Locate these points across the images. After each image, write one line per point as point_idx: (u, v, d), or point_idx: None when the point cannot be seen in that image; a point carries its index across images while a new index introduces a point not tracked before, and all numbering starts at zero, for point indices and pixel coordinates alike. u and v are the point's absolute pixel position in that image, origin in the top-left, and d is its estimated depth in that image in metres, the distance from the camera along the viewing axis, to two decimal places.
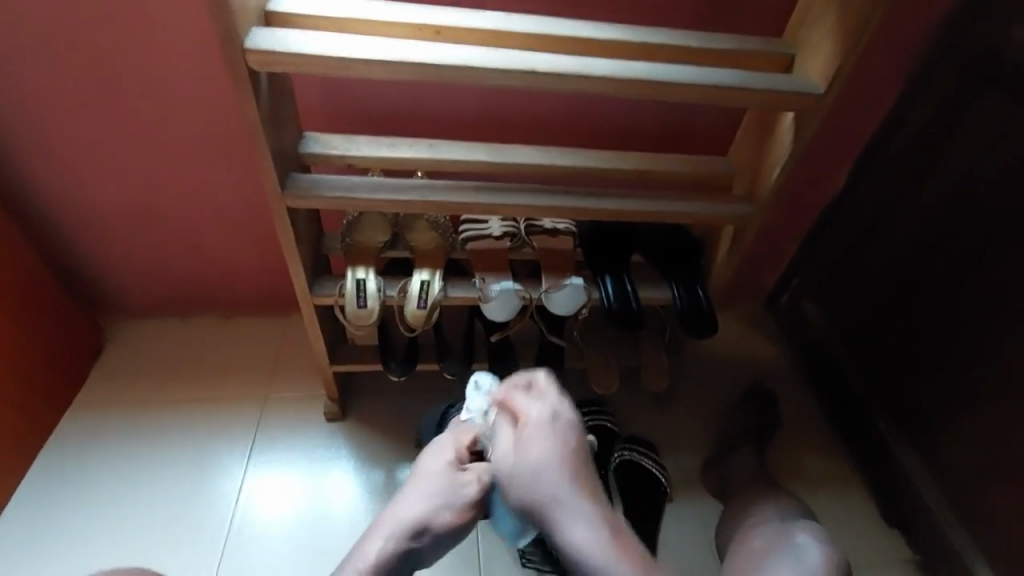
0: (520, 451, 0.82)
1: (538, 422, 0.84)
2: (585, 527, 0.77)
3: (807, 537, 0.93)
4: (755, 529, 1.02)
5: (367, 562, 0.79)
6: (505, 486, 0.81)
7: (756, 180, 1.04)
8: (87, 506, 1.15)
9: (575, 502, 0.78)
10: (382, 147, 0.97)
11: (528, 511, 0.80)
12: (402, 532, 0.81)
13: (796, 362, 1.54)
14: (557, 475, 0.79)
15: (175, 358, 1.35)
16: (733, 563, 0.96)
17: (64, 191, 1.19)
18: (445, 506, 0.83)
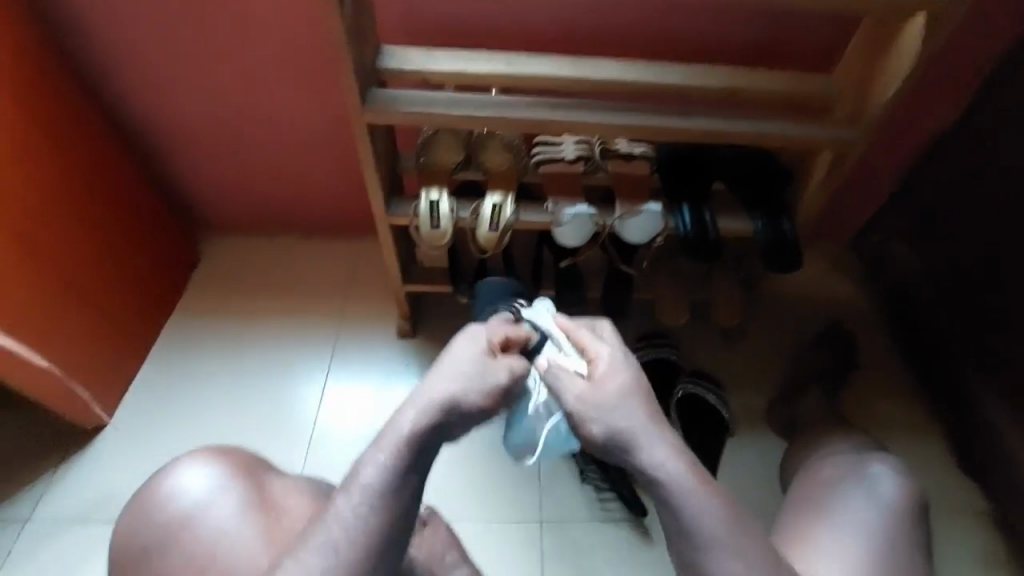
0: (597, 387, 0.68)
1: (611, 361, 0.70)
2: (668, 455, 0.65)
3: (884, 469, 0.89)
4: (824, 458, 0.98)
5: (399, 442, 0.64)
6: (577, 422, 0.68)
7: (863, 103, 0.95)
8: (193, 398, 1.28)
9: (652, 433, 0.66)
10: (460, 61, 0.94)
11: (604, 445, 0.67)
12: (438, 409, 0.65)
13: (879, 306, 1.45)
14: (636, 411, 0.67)
15: (260, 275, 1.44)
16: (799, 490, 0.94)
17: (157, 108, 1.24)
18: (480, 390, 0.67)
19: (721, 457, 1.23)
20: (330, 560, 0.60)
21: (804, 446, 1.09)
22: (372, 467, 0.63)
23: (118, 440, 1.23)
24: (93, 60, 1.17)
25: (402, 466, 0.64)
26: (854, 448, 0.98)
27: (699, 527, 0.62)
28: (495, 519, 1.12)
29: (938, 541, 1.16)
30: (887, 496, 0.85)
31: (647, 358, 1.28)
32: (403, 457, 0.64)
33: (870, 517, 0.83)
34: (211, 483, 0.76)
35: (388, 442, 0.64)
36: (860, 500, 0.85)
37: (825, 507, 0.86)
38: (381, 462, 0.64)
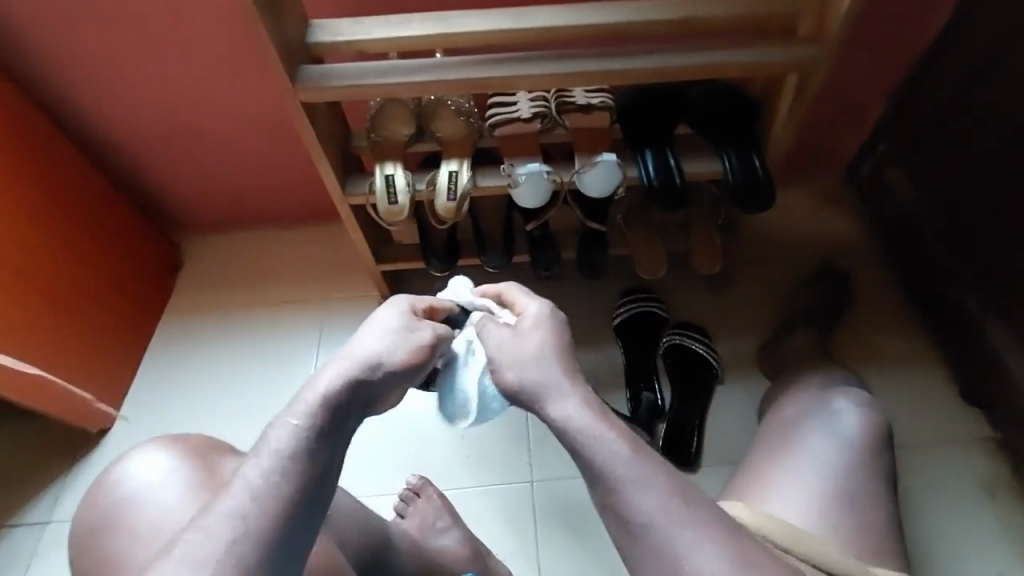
0: (516, 339, 0.68)
1: (536, 315, 0.70)
2: (576, 405, 0.62)
3: (846, 402, 0.95)
4: (789, 396, 1.03)
5: (314, 403, 0.62)
6: (495, 370, 0.68)
7: (824, 20, 0.86)
8: (187, 393, 1.30)
9: (565, 383, 0.64)
10: (391, 26, 0.90)
11: (517, 393, 0.66)
12: (357, 368, 0.63)
13: (876, 237, 1.39)
14: (554, 361, 0.66)
15: (240, 269, 1.44)
16: (767, 431, 1.00)
17: (107, 112, 1.22)
18: (402, 348, 0.65)
19: (713, 405, 1.21)
20: (235, 531, 0.56)
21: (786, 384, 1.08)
22: (284, 430, 0.61)
23: (116, 445, 1.25)
24: (33, 69, 1.14)
25: (316, 427, 0.61)
26: (820, 383, 1.02)
27: (605, 476, 0.59)
28: (488, 483, 1.13)
29: (941, 470, 1.14)
30: (848, 429, 0.92)
31: (630, 312, 1.26)
32: (318, 418, 0.61)
33: (831, 451, 0.89)
34: (162, 466, 0.77)
35: (302, 403, 0.62)
36: (822, 436, 0.92)
37: (790, 447, 0.93)
38: (294, 425, 0.61)
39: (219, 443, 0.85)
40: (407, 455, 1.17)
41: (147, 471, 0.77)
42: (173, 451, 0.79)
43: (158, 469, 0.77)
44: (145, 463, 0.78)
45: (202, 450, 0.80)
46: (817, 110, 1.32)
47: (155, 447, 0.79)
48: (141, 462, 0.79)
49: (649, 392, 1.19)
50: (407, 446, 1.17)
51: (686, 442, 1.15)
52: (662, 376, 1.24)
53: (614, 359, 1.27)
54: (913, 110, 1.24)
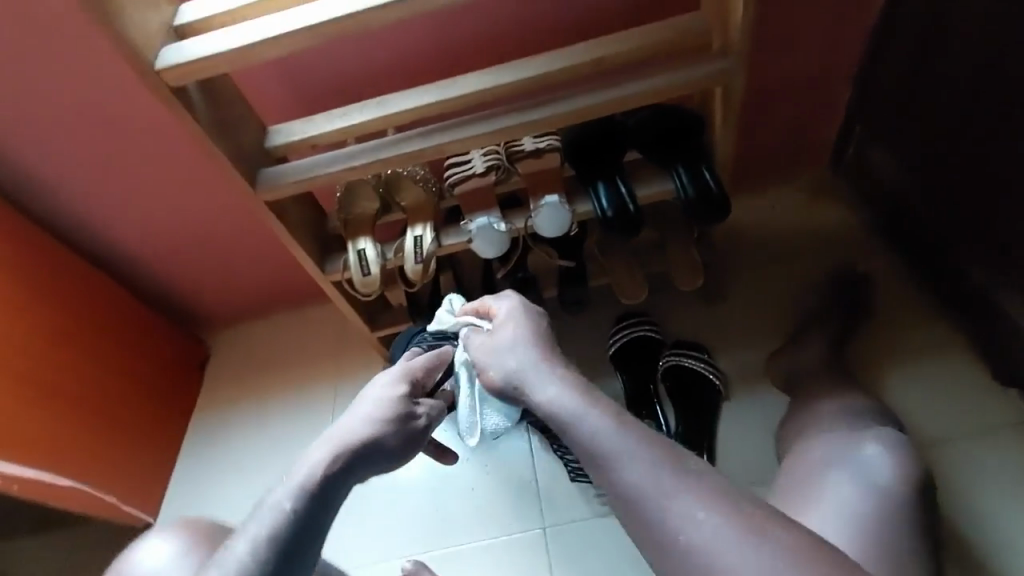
0: (494, 335, 0.76)
1: (507, 312, 0.77)
2: (552, 385, 0.68)
3: (876, 447, 0.86)
4: (812, 435, 0.95)
5: (304, 485, 0.68)
6: (483, 369, 0.75)
7: (728, 30, 0.88)
8: (219, 480, 1.39)
9: (542, 368, 0.70)
10: (335, 119, 0.97)
11: (504, 388, 0.72)
12: (345, 453, 0.70)
13: (873, 221, 1.33)
14: (526, 350, 0.72)
15: (260, 355, 1.54)
16: (787, 472, 0.92)
17: (122, 236, 1.37)
18: (392, 435, 0.72)
19: (721, 422, 1.17)
20: None
21: (799, 410, 1.03)
22: (276, 512, 0.66)
23: None
24: (57, 211, 1.31)
25: (306, 509, 0.67)
26: (845, 420, 0.94)
27: (591, 448, 0.62)
28: (498, 535, 1.12)
29: (981, 461, 1.05)
30: (878, 475, 0.83)
31: (624, 338, 1.25)
32: (304, 500, 0.67)
33: (856, 496, 0.81)
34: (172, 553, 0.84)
35: (298, 483, 0.68)
36: (850, 482, 0.83)
37: (813, 491, 0.85)
38: (287, 506, 0.67)
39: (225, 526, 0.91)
40: (418, 518, 1.18)
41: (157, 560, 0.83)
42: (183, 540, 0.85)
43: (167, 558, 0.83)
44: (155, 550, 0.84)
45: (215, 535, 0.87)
46: (781, 108, 1.30)
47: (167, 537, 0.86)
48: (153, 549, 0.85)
49: (651, 419, 1.17)
50: (417, 508, 1.18)
51: None
52: (665, 399, 1.21)
53: (614, 390, 1.25)
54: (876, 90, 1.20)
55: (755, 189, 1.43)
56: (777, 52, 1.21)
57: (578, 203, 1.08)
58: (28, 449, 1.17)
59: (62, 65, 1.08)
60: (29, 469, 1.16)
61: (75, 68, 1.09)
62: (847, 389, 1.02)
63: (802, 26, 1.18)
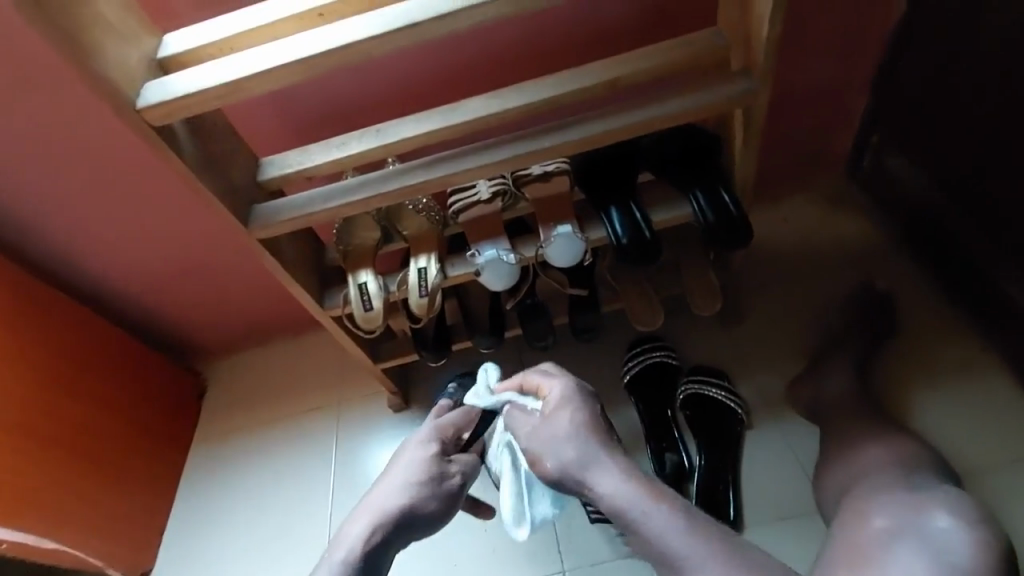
0: (546, 424, 0.71)
1: (561, 395, 0.73)
2: (617, 482, 0.63)
3: (948, 518, 0.75)
4: (870, 499, 0.84)
5: (348, 558, 0.68)
6: (535, 459, 0.70)
7: (750, 47, 0.83)
8: (218, 521, 1.33)
9: (603, 460, 0.66)
10: (332, 149, 0.91)
11: (560, 482, 0.68)
12: (386, 519, 0.71)
13: (894, 233, 1.27)
14: (585, 439, 0.67)
15: (257, 386, 1.48)
16: (843, 544, 0.79)
17: (111, 271, 1.31)
18: (430, 494, 0.74)
19: (745, 453, 1.11)
20: None
21: (842, 459, 0.96)
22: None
23: None
24: (40, 248, 1.25)
25: None
26: (907, 483, 0.84)
27: (661, 549, 0.59)
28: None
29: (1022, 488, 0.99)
30: (953, 551, 0.70)
31: (639, 366, 1.20)
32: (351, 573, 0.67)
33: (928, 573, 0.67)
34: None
35: (341, 558, 0.68)
36: (922, 557, 0.70)
37: (875, 564, 0.72)
38: None
39: None
40: (429, 561, 1.12)
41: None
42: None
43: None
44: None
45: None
46: (796, 119, 1.24)
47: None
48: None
49: (672, 453, 1.11)
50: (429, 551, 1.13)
51: (722, 504, 1.05)
52: (685, 430, 1.15)
53: (631, 421, 1.19)
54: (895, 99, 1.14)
55: (769, 202, 1.37)
56: (791, 62, 1.15)
57: (590, 230, 1.01)
58: (12, 507, 1.09)
59: (39, 98, 1.02)
60: (11, 530, 1.08)
61: (52, 100, 1.03)
62: (887, 431, 0.96)
63: (817, 35, 1.12)
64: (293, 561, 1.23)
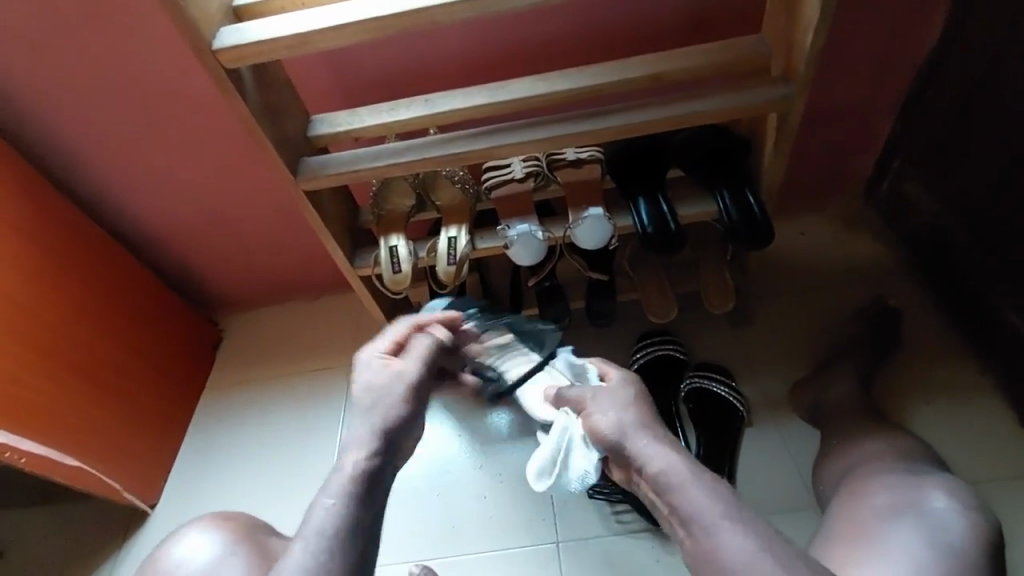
0: (607, 392, 0.84)
1: (623, 376, 0.87)
2: (666, 448, 0.73)
3: (946, 500, 0.80)
4: (873, 481, 0.89)
5: (347, 474, 0.73)
6: (590, 421, 0.81)
7: (793, 55, 0.87)
8: (224, 465, 1.37)
9: (652, 432, 0.76)
10: (382, 112, 0.95)
11: (608, 441, 0.78)
12: (372, 431, 0.77)
13: (906, 256, 1.31)
14: (638, 413, 0.79)
15: (271, 342, 1.52)
16: (845, 515, 0.85)
17: (146, 213, 1.35)
18: (399, 394, 0.81)
19: (741, 448, 1.16)
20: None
21: (839, 455, 1.01)
22: (326, 509, 0.69)
23: (162, 518, 1.32)
24: (84, 183, 1.29)
25: (357, 492, 0.72)
26: (904, 469, 0.89)
27: (696, 502, 0.66)
28: (509, 547, 1.11)
29: (1003, 505, 1.03)
30: (949, 529, 0.76)
31: (648, 357, 1.24)
32: (352, 489, 0.71)
33: (927, 551, 0.74)
34: (214, 550, 0.86)
35: (338, 478, 0.73)
36: (918, 530, 0.76)
37: (874, 536, 0.78)
38: (337, 501, 0.70)
39: (260, 520, 0.95)
40: (426, 522, 1.16)
41: (196, 553, 0.86)
42: (221, 534, 0.88)
43: (207, 549, 0.86)
44: (192, 543, 0.87)
45: (247, 528, 0.91)
46: (823, 135, 1.28)
47: (202, 530, 0.89)
48: (189, 542, 0.88)
49: None
50: (427, 512, 1.17)
51: None
52: (686, 421, 1.20)
53: None
54: (921, 124, 1.19)
55: (787, 215, 1.41)
56: (824, 79, 1.19)
57: (618, 217, 1.06)
58: (39, 423, 1.14)
59: (103, 33, 1.06)
60: (35, 444, 1.12)
61: (115, 37, 1.07)
62: (880, 431, 1.00)
63: (855, 55, 1.16)
64: (295, 507, 1.28)
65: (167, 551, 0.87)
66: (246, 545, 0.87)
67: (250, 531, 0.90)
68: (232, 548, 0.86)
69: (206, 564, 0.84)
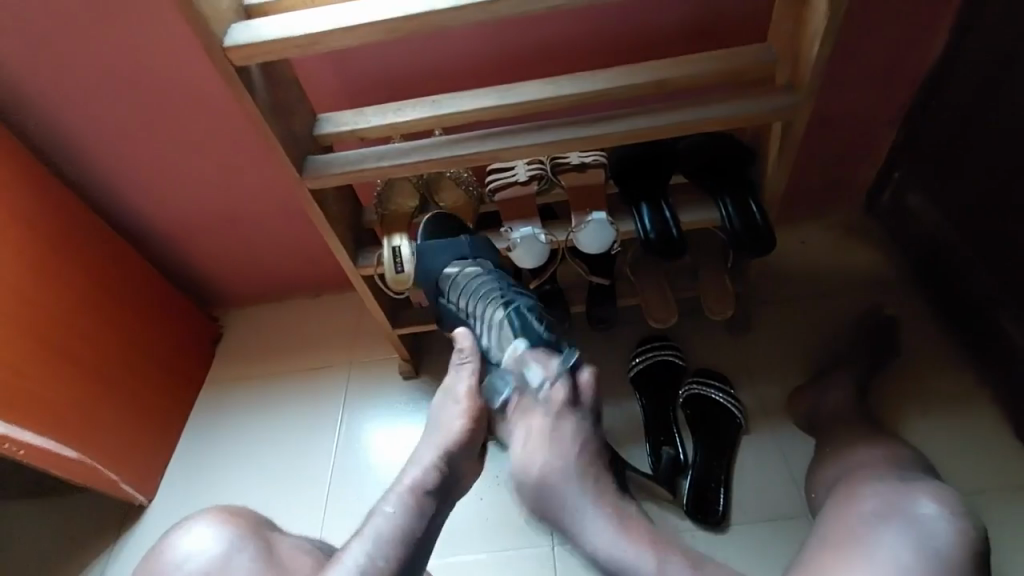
0: (532, 454, 0.87)
1: (546, 429, 0.88)
2: (598, 517, 0.82)
3: (933, 507, 0.80)
4: (862, 488, 0.89)
5: (406, 491, 0.84)
6: (520, 484, 0.88)
7: (798, 64, 0.88)
8: (221, 461, 1.37)
9: (581, 496, 0.84)
10: (388, 112, 0.95)
11: (539, 506, 0.86)
12: (433, 461, 0.87)
13: (905, 266, 1.32)
14: (564, 473, 0.85)
15: (271, 339, 1.52)
16: (832, 523, 0.85)
17: (150, 208, 1.35)
18: (458, 433, 0.89)
19: (738, 455, 1.16)
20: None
21: (835, 462, 1.01)
22: (383, 515, 0.81)
23: (159, 513, 1.33)
24: (89, 177, 1.29)
25: (411, 508, 0.82)
26: (897, 476, 0.90)
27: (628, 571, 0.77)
28: (504, 549, 1.11)
29: (999, 518, 1.04)
30: (934, 535, 0.76)
31: (646, 362, 1.24)
32: (409, 505, 0.82)
33: (912, 557, 0.74)
34: (219, 545, 0.86)
35: (396, 492, 0.83)
36: (902, 537, 0.77)
37: (860, 543, 0.78)
38: (390, 511, 0.82)
39: (264, 517, 0.95)
40: None
41: (204, 548, 0.86)
42: (231, 529, 0.88)
43: (215, 544, 0.86)
44: (199, 537, 0.87)
45: (256, 526, 0.91)
46: (826, 144, 1.29)
47: (211, 523, 0.89)
48: (196, 536, 0.87)
49: (669, 447, 1.15)
50: None
51: (711, 501, 1.10)
52: (684, 427, 1.20)
53: (631, 413, 1.23)
54: (923, 136, 1.19)
55: (787, 223, 1.42)
56: (827, 89, 1.19)
57: (621, 222, 1.07)
58: (38, 415, 1.14)
59: (112, 28, 1.07)
60: (33, 436, 1.13)
61: (124, 32, 1.07)
62: (877, 440, 1.01)
63: (858, 66, 1.16)
64: (292, 506, 1.28)
65: (172, 544, 0.87)
66: (251, 543, 0.87)
67: (255, 527, 0.90)
68: (237, 546, 0.86)
69: (213, 560, 0.84)
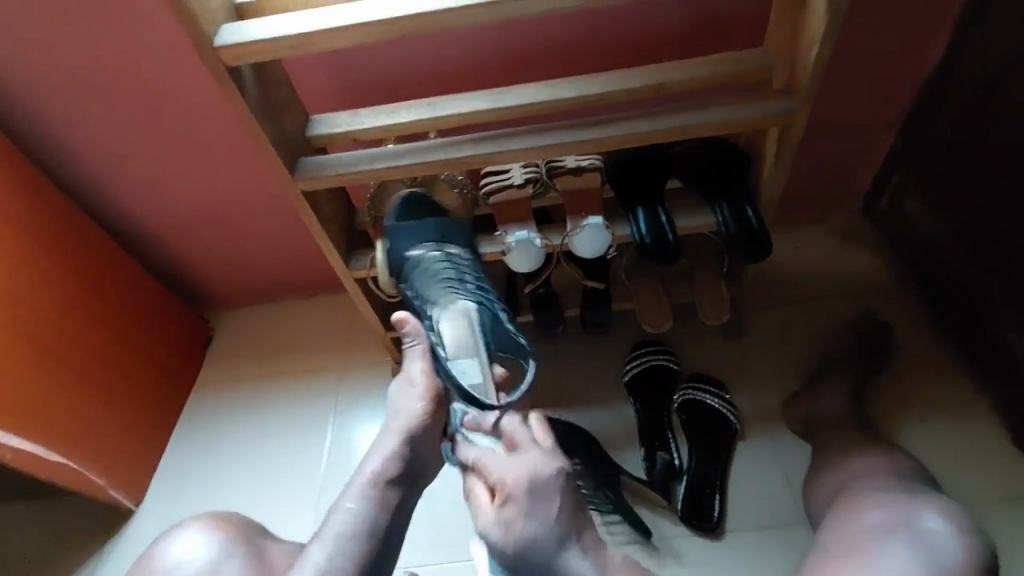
0: (509, 500, 0.76)
1: (530, 467, 0.77)
2: (581, 573, 0.74)
3: (940, 520, 0.80)
4: (866, 499, 0.89)
5: (363, 487, 0.84)
6: (492, 526, 0.78)
7: (796, 70, 0.88)
8: (211, 465, 1.35)
9: (563, 551, 0.75)
10: (383, 114, 0.94)
11: (513, 554, 0.76)
12: (390, 452, 0.87)
13: (900, 271, 1.32)
14: (544, 529, 0.75)
15: (262, 341, 1.51)
16: (838, 534, 0.85)
17: (140, 207, 1.33)
18: (415, 420, 0.89)
19: (733, 460, 1.16)
20: None
21: (833, 470, 1.01)
22: (343, 512, 0.82)
23: (147, 518, 1.31)
24: (77, 175, 1.27)
25: (369, 503, 0.83)
26: (900, 488, 0.89)
27: None
28: None
29: (992, 524, 1.04)
30: (942, 549, 0.76)
31: (641, 366, 1.23)
32: (370, 499, 0.83)
33: (922, 569, 0.74)
34: (211, 551, 0.85)
35: (355, 488, 0.84)
36: (908, 550, 0.77)
37: (866, 553, 0.78)
38: (350, 508, 0.83)
39: (255, 523, 0.94)
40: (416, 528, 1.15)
41: (195, 554, 0.85)
42: (223, 534, 0.87)
43: (206, 550, 0.85)
44: (189, 543, 0.86)
45: (248, 530, 0.90)
46: (822, 149, 1.28)
47: (201, 529, 0.88)
48: (186, 541, 0.86)
49: (664, 452, 1.15)
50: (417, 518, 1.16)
51: (706, 507, 1.09)
52: (678, 432, 1.20)
53: (625, 418, 1.23)
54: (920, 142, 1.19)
55: (784, 228, 1.41)
56: (825, 94, 1.19)
57: (616, 227, 1.06)
58: (24, 419, 1.12)
59: (100, 25, 1.05)
60: (21, 439, 1.11)
61: (113, 30, 1.05)
62: (872, 447, 1.01)
63: (855, 71, 1.16)
64: (282, 511, 1.26)
65: (163, 550, 0.86)
66: (243, 549, 0.86)
67: (246, 532, 0.89)
68: (229, 551, 0.85)
69: (204, 567, 0.83)
